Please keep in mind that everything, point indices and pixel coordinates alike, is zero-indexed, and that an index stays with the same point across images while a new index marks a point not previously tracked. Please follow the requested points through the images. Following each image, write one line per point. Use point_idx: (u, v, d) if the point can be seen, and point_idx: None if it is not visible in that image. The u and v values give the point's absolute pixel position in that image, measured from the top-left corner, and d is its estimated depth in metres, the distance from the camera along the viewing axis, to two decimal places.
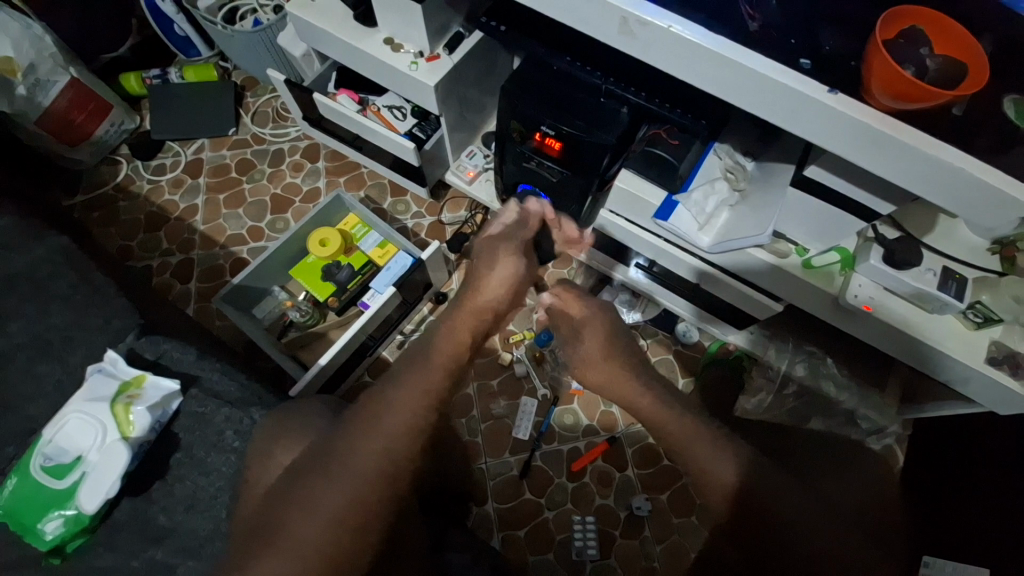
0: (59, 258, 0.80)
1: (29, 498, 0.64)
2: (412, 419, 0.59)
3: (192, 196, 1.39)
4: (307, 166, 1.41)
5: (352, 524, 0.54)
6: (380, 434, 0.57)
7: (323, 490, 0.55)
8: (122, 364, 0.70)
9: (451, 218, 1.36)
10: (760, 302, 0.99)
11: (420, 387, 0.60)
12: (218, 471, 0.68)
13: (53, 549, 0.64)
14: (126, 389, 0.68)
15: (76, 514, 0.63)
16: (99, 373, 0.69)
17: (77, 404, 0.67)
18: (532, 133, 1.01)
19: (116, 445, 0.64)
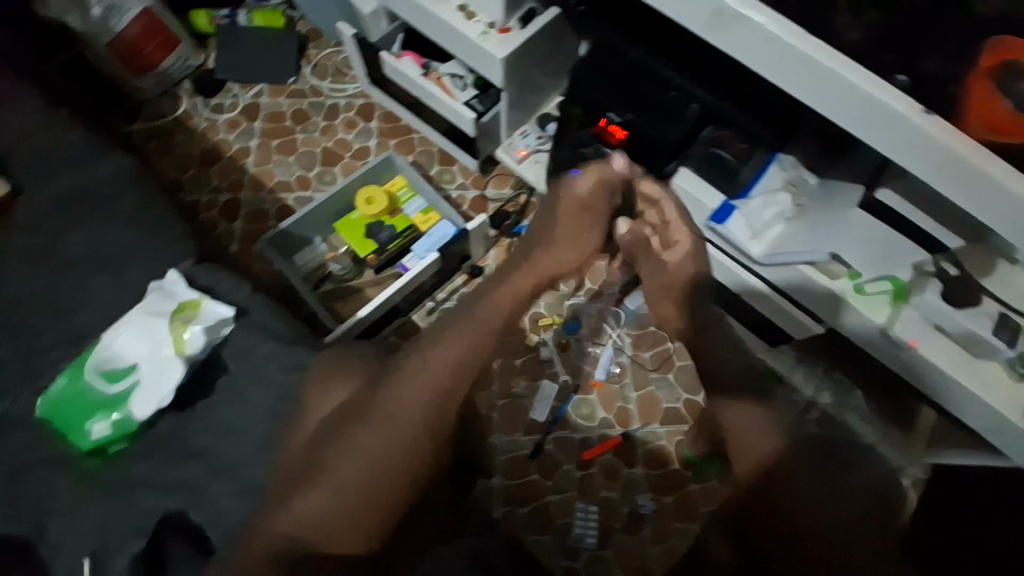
0: (124, 177, 0.83)
1: (78, 399, 0.67)
2: (446, 364, 0.69)
3: (246, 138, 1.40)
4: (360, 124, 1.42)
5: (393, 463, 0.64)
6: (429, 377, 0.68)
7: (363, 430, 0.64)
8: (179, 286, 0.73)
9: (495, 194, 1.36)
10: (799, 321, 0.98)
11: (465, 345, 0.71)
12: (253, 403, 0.70)
13: (96, 448, 0.68)
14: (183, 311, 0.70)
15: (123, 420, 0.67)
16: (157, 292, 0.72)
17: (136, 317, 0.70)
18: (595, 119, 0.99)
19: (171, 361, 0.68)
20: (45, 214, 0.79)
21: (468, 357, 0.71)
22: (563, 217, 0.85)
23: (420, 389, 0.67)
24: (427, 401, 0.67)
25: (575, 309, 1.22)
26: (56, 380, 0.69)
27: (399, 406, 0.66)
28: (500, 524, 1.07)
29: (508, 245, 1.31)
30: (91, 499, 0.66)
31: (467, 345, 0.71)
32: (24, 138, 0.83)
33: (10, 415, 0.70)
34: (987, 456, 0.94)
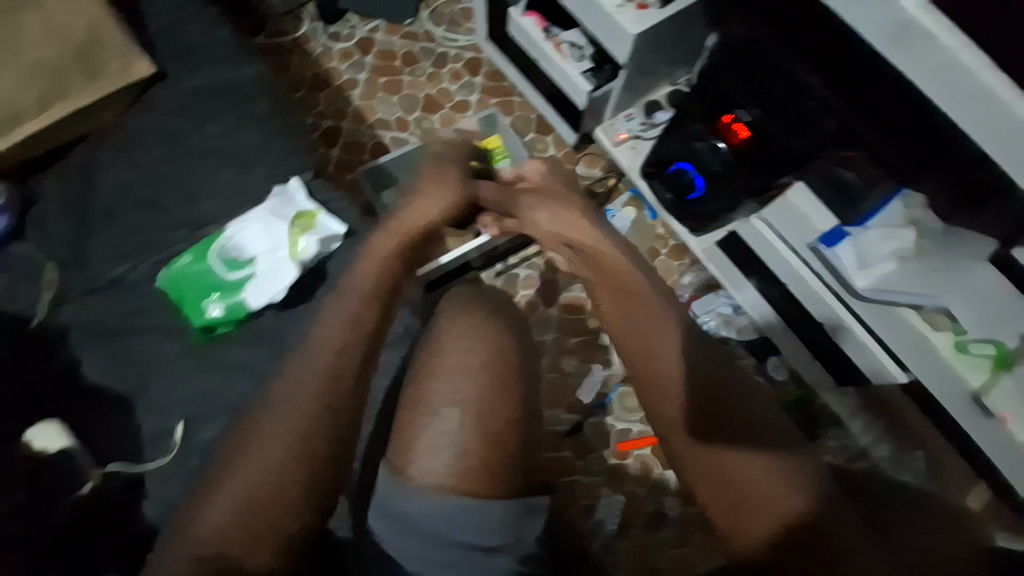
0: (259, 82, 0.86)
1: (200, 278, 0.75)
2: (335, 341, 0.70)
3: (356, 71, 1.42)
4: (466, 77, 1.41)
5: (315, 432, 0.65)
6: (319, 357, 0.69)
7: (281, 406, 0.66)
8: (300, 195, 0.79)
9: (585, 172, 1.34)
10: (884, 367, 0.95)
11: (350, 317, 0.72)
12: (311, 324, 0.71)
13: (206, 327, 0.74)
14: (301, 218, 0.77)
15: (237, 304, 0.75)
16: (281, 197, 0.79)
17: (261, 214, 0.77)
18: (721, 113, 0.96)
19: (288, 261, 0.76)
20: (187, 103, 0.83)
21: (359, 331, 0.71)
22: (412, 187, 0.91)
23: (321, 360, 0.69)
24: (327, 368, 0.68)
25: None
26: (180, 257, 0.76)
27: (308, 380, 0.68)
28: None
29: None
30: (190, 371, 0.73)
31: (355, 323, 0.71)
32: (176, 26, 0.87)
33: (128, 280, 0.76)
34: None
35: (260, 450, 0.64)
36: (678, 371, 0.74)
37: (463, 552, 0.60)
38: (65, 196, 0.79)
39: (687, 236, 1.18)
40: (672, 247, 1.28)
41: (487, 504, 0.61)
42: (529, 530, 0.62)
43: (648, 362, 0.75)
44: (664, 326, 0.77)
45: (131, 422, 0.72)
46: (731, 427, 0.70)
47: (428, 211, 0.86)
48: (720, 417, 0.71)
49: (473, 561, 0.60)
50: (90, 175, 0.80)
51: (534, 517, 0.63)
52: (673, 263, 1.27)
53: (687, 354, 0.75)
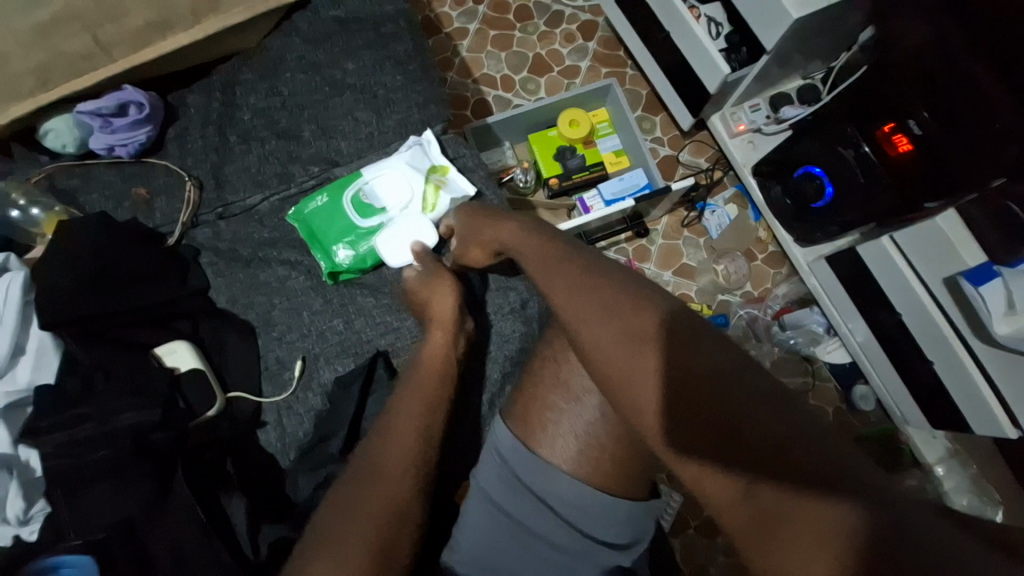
0: (403, 21, 0.86)
1: (336, 224, 0.79)
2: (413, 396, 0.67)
3: (467, 19, 1.35)
4: (579, 41, 1.34)
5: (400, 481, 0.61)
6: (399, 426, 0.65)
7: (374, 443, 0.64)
8: (433, 149, 0.82)
9: (688, 160, 1.27)
10: (994, 417, 0.87)
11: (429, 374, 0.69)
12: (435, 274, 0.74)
13: (337, 270, 0.79)
14: (435, 172, 0.82)
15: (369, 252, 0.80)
16: (416, 149, 0.82)
17: (399, 163, 0.81)
18: (883, 122, 0.88)
19: (423, 214, 0.81)
20: (329, 34, 0.84)
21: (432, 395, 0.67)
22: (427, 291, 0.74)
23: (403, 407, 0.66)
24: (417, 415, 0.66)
25: (727, 305, 1.20)
26: (316, 198, 0.81)
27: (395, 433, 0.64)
28: None
29: (683, 217, 1.24)
30: (314, 305, 0.77)
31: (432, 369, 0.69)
32: None
33: (265, 209, 0.81)
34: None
35: None
36: (662, 386, 0.57)
37: (586, 545, 0.60)
38: (208, 113, 0.82)
39: (791, 245, 1.13)
40: (770, 253, 1.22)
41: (612, 501, 0.61)
42: (645, 530, 0.62)
43: (632, 375, 0.59)
44: (640, 324, 0.60)
45: (255, 347, 0.76)
46: (729, 450, 0.53)
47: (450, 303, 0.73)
48: (723, 439, 0.53)
49: (593, 556, 0.60)
50: (232, 98, 0.83)
51: (652, 519, 0.63)
52: (767, 270, 1.21)
53: (688, 360, 0.57)
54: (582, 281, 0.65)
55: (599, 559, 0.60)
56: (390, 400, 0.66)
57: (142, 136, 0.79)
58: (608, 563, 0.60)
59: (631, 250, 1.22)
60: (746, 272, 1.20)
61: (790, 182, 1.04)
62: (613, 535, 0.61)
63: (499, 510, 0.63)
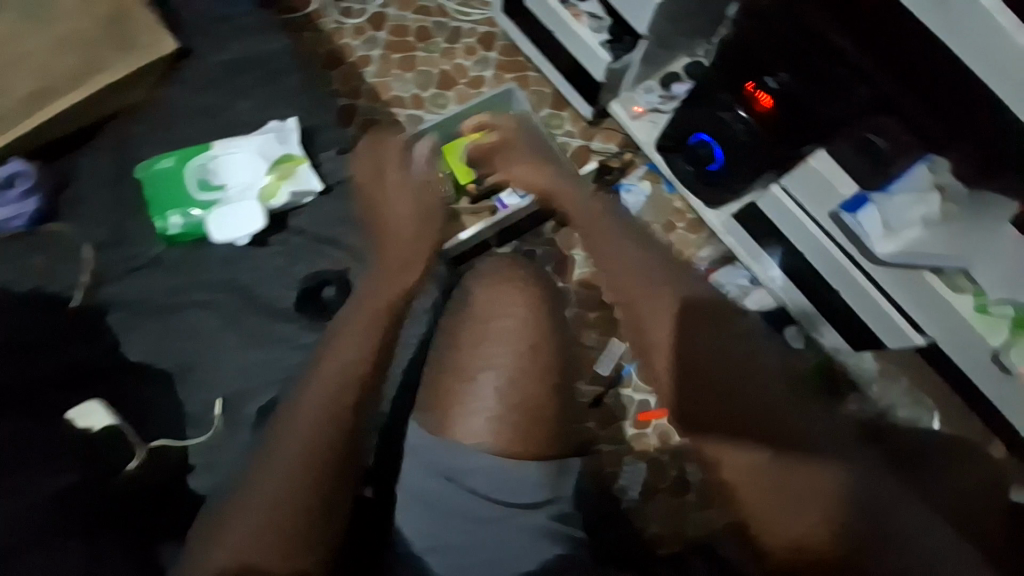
0: (290, 58, 0.89)
1: (174, 193, 0.81)
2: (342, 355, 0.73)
3: (371, 46, 1.39)
4: (481, 52, 1.39)
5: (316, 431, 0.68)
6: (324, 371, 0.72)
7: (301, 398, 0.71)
8: (291, 140, 0.85)
9: (600, 147, 1.34)
10: (899, 327, 0.95)
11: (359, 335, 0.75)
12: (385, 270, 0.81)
13: (163, 233, 0.81)
14: (284, 163, 0.84)
15: (196, 222, 0.81)
16: (273, 136, 0.84)
17: (253, 145, 0.84)
18: (744, 82, 0.92)
19: (259, 203, 0.82)
20: (219, 79, 0.87)
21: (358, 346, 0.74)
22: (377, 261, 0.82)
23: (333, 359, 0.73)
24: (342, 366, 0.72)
25: None
26: (164, 159, 0.83)
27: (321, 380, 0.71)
28: None
29: None
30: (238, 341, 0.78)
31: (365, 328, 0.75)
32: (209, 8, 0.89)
33: (173, 256, 0.82)
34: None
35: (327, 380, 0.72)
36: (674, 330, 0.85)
37: (507, 510, 0.76)
38: (104, 172, 0.83)
39: (703, 209, 1.20)
40: (689, 221, 1.28)
41: (525, 467, 0.77)
42: (559, 491, 0.78)
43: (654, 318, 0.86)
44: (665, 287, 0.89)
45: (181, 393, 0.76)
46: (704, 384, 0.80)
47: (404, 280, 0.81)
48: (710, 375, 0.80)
49: (516, 519, 0.76)
50: (128, 154, 0.84)
51: (563, 476, 0.79)
52: (689, 237, 1.27)
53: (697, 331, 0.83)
54: None
55: (520, 519, 0.76)
56: (342, 390, 0.71)
57: (32, 204, 0.78)
58: (529, 520, 0.76)
59: (559, 240, 1.28)
60: (668, 241, 1.26)
61: (686, 149, 1.10)
62: (529, 498, 0.77)
63: (453, 484, 0.77)
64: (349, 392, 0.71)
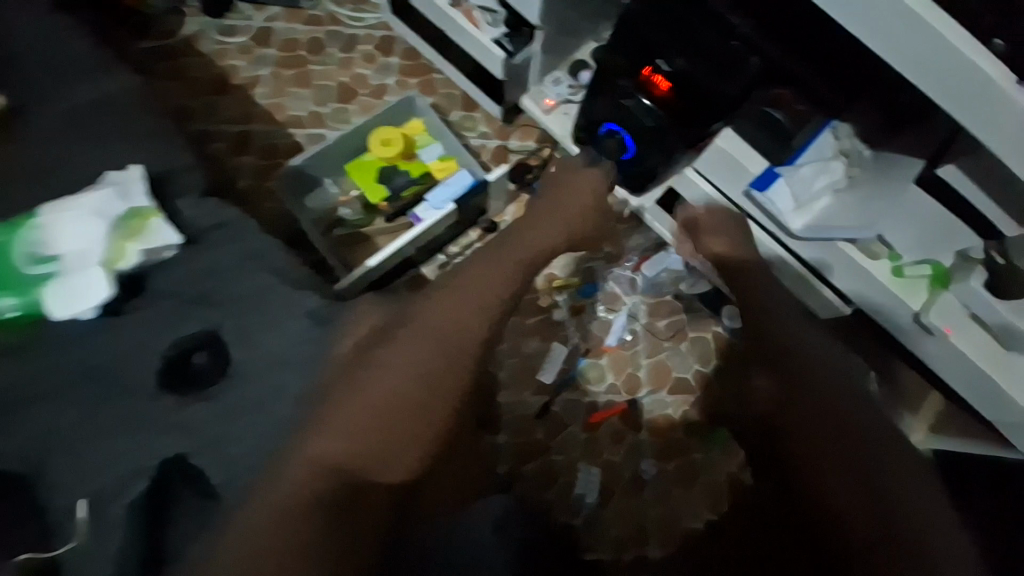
0: (135, 94, 0.80)
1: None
2: (401, 364, 0.65)
3: (258, 66, 1.30)
4: (381, 59, 1.31)
5: (354, 444, 0.61)
6: (376, 379, 0.64)
7: (341, 403, 0.63)
8: (136, 190, 0.71)
9: (518, 146, 1.28)
10: (825, 299, 0.94)
11: (416, 348, 0.67)
12: (446, 326, 0.70)
13: None
14: (131, 219, 0.70)
15: (29, 304, 0.68)
16: (111, 189, 0.71)
17: (86, 203, 0.70)
18: (639, 66, 0.89)
19: (103, 269, 0.68)
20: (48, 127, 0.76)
21: (414, 361, 0.66)
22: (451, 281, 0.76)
23: (394, 362, 0.66)
24: (396, 379, 0.64)
25: (592, 272, 1.20)
26: None
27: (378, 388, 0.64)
28: (504, 480, 1.05)
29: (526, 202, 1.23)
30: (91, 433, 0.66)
31: (431, 346, 0.67)
32: (31, 46, 0.78)
33: None
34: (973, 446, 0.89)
35: (360, 391, 0.64)
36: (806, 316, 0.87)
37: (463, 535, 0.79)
38: None
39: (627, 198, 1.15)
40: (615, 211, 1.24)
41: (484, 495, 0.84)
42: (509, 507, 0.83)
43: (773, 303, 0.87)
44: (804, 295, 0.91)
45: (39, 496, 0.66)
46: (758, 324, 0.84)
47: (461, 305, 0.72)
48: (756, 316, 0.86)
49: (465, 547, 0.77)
50: None
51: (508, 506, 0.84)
52: (618, 228, 1.23)
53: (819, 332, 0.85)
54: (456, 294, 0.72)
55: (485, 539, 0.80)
56: (387, 400, 0.63)
57: None
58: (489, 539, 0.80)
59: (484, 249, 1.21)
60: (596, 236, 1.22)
61: (598, 141, 1.05)
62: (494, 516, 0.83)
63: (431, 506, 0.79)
64: (408, 408, 0.63)
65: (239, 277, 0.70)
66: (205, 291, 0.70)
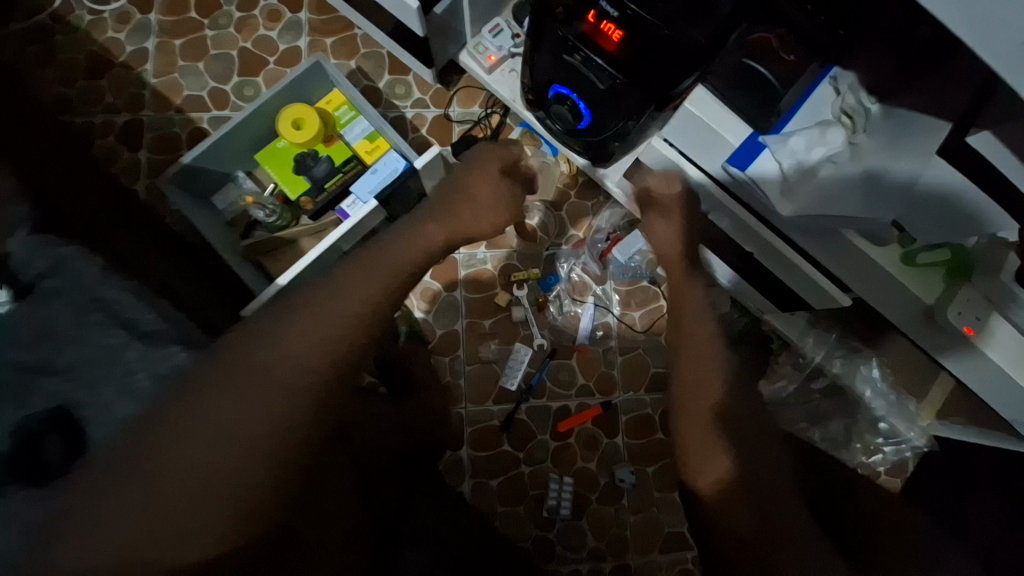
0: None
1: None
2: (281, 365, 0.52)
3: (142, 38, 1.09)
4: (287, 17, 1.09)
5: (210, 465, 0.47)
6: (255, 381, 0.51)
7: (200, 406, 0.49)
8: None
9: (461, 114, 1.08)
10: (826, 292, 0.77)
11: (313, 349, 0.54)
12: (280, 415, 0.50)
13: None
14: None
15: None
16: None
17: None
18: (581, 11, 0.69)
19: None
20: None
21: (308, 371, 0.53)
22: (359, 270, 0.62)
23: (276, 365, 0.52)
24: (278, 387, 0.51)
25: (553, 259, 1.06)
26: None
27: (250, 394, 0.50)
28: (467, 501, 0.97)
29: None
30: None
31: (327, 347, 0.54)
32: None
33: None
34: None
35: (225, 399, 0.49)
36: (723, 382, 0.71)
37: None
38: None
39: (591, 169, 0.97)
40: (581, 185, 1.07)
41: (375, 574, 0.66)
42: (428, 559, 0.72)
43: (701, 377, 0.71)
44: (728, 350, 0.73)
45: None
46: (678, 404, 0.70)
47: (355, 315, 0.57)
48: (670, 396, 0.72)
49: None
50: None
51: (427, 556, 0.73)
52: (584, 204, 1.07)
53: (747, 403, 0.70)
54: (347, 306, 0.58)
55: None
56: (266, 414, 0.50)
57: None
58: None
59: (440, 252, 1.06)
60: (559, 217, 1.06)
61: (547, 106, 0.87)
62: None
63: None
64: (301, 424, 0.50)
65: (89, 338, 0.59)
66: (44, 359, 0.57)
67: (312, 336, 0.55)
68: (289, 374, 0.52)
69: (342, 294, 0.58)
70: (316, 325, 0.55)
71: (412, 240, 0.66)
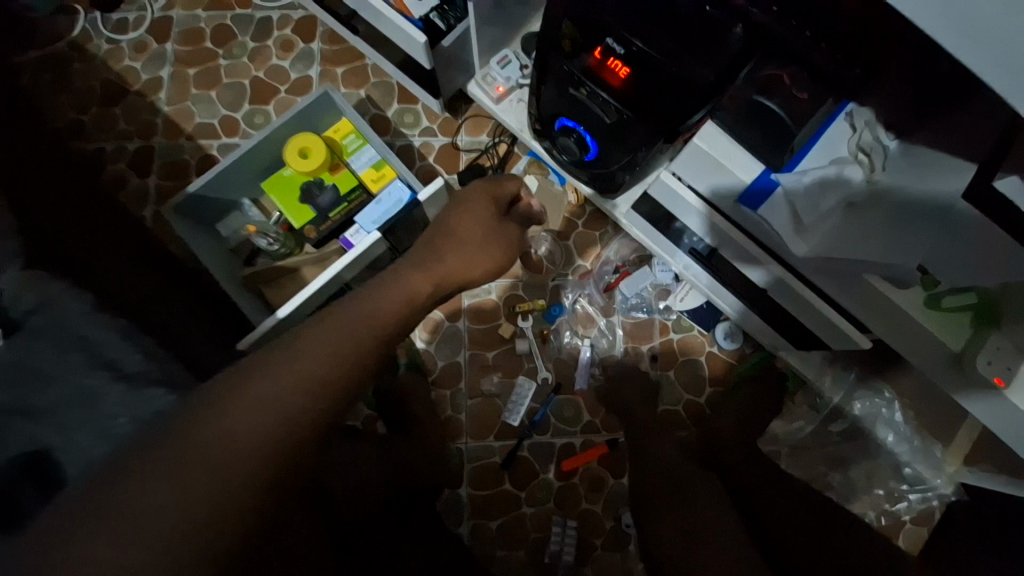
0: None
1: None
2: (248, 415, 0.42)
3: (157, 67, 1.11)
4: (299, 47, 1.11)
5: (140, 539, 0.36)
6: (213, 433, 0.41)
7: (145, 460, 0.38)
8: None
9: (469, 142, 1.08)
10: (843, 332, 0.74)
11: (283, 400, 0.45)
12: (218, 492, 0.39)
13: None
14: None
15: None
16: None
17: None
18: (587, 46, 0.69)
19: None
20: None
21: (277, 423, 0.43)
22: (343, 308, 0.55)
23: (240, 414, 0.42)
24: (238, 443, 0.41)
25: (559, 290, 1.03)
26: None
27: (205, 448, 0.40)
28: (465, 544, 0.93)
29: None
30: None
31: (303, 396, 0.46)
32: None
33: None
34: (1003, 485, 0.74)
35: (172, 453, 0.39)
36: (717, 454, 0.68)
37: None
38: None
39: (600, 199, 0.96)
40: (588, 215, 1.05)
41: None
42: None
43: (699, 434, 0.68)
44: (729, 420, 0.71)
45: None
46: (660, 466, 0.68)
47: (342, 356, 0.50)
48: None
49: None
50: None
51: None
52: (592, 234, 1.04)
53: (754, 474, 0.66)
54: (330, 348, 0.50)
55: None
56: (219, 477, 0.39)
57: None
58: None
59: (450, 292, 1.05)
60: (566, 247, 1.04)
61: (553, 138, 0.86)
62: None
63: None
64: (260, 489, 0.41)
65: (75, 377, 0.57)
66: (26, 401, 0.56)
67: (273, 392, 0.45)
68: (257, 427, 0.43)
69: (324, 333, 0.51)
70: (294, 368, 0.47)
71: (407, 273, 0.63)
